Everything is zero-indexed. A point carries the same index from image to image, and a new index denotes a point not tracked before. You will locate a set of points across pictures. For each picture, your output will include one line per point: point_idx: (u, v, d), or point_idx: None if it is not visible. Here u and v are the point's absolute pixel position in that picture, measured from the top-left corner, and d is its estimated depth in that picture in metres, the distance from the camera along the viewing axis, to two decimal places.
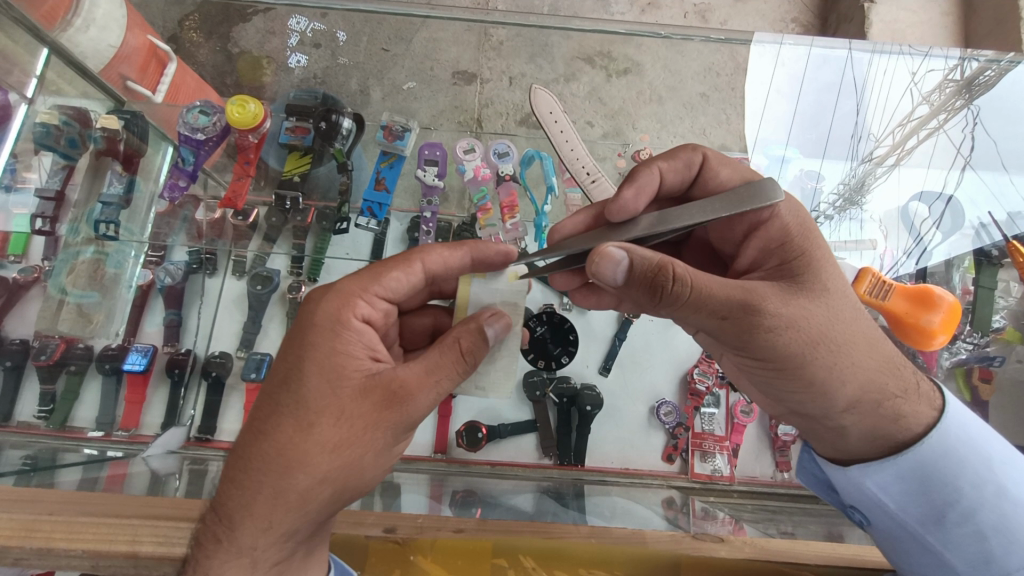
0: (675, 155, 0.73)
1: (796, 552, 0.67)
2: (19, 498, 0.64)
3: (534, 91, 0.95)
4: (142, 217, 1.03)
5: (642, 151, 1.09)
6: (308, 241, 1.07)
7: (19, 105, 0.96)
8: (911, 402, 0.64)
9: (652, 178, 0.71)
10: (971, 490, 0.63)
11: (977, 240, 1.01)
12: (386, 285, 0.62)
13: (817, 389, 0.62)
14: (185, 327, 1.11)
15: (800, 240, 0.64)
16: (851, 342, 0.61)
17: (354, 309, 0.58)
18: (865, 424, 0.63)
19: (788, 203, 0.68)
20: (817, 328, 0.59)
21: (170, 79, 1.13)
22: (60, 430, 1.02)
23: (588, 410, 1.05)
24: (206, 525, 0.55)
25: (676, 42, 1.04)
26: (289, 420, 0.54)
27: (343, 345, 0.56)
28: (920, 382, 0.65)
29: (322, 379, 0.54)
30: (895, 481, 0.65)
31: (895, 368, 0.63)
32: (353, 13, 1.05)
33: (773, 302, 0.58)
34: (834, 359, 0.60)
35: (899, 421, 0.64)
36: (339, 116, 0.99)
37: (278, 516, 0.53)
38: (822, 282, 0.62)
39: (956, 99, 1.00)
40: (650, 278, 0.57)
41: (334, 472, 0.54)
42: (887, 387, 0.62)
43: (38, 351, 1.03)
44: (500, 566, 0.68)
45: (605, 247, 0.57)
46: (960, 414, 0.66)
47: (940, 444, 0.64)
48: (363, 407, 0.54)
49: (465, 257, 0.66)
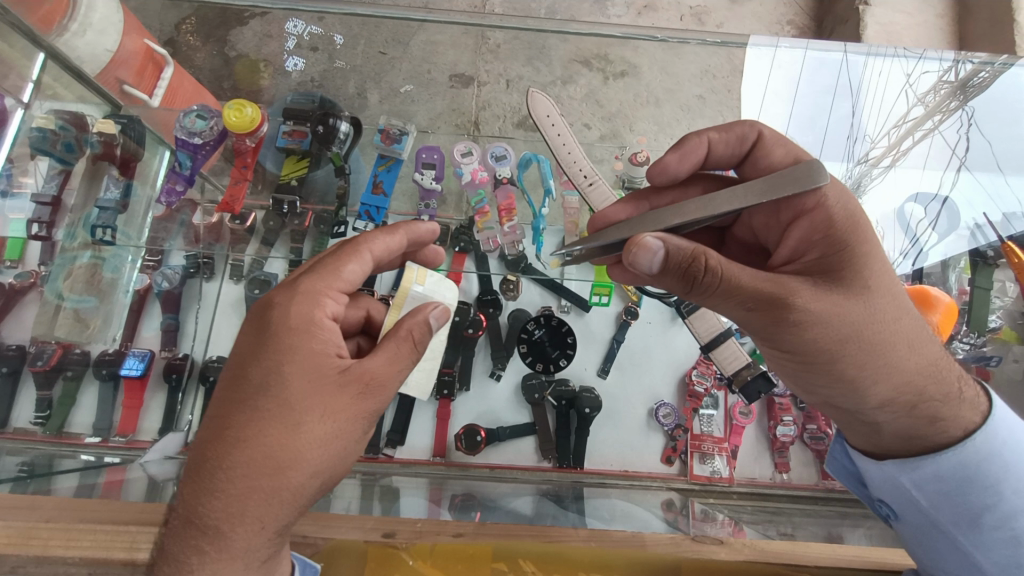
0: (731, 128, 0.75)
1: (794, 554, 0.68)
2: (16, 504, 0.63)
3: (529, 95, 0.95)
4: (140, 222, 1.02)
5: (639, 153, 1.05)
6: (306, 245, 1.06)
7: (16, 110, 0.96)
8: (953, 406, 0.63)
9: (699, 149, 0.75)
10: (1013, 497, 0.61)
11: (972, 241, 1.02)
12: (342, 279, 0.61)
13: (847, 384, 0.62)
14: (183, 332, 1.11)
15: (846, 234, 0.62)
16: (886, 341, 0.60)
17: (322, 307, 0.57)
18: (899, 423, 0.64)
19: (838, 190, 0.64)
20: (850, 326, 0.59)
21: (166, 83, 1.11)
22: (57, 436, 1.02)
23: (587, 413, 1.04)
24: (178, 539, 0.52)
25: (672, 45, 1.08)
26: (274, 422, 0.52)
27: (319, 345, 0.55)
28: (964, 388, 0.64)
29: (302, 378, 0.54)
30: (933, 480, 0.64)
31: (935, 369, 0.62)
32: (351, 17, 1.06)
33: (806, 297, 0.58)
34: (866, 357, 0.60)
35: (936, 423, 0.63)
36: (336, 120, 0.99)
37: (271, 514, 0.53)
38: (864, 279, 0.60)
39: (950, 100, 1.00)
40: (683, 267, 0.58)
41: (323, 465, 0.54)
42: (926, 390, 0.62)
43: (33, 356, 1.03)
44: (500, 570, 0.68)
45: (641, 238, 0.57)
46: (1006, 420, 0.64)
47: (982, 447, 0.63)
48: (343, 401, 0.55)
49: (402, 242, 0.68)
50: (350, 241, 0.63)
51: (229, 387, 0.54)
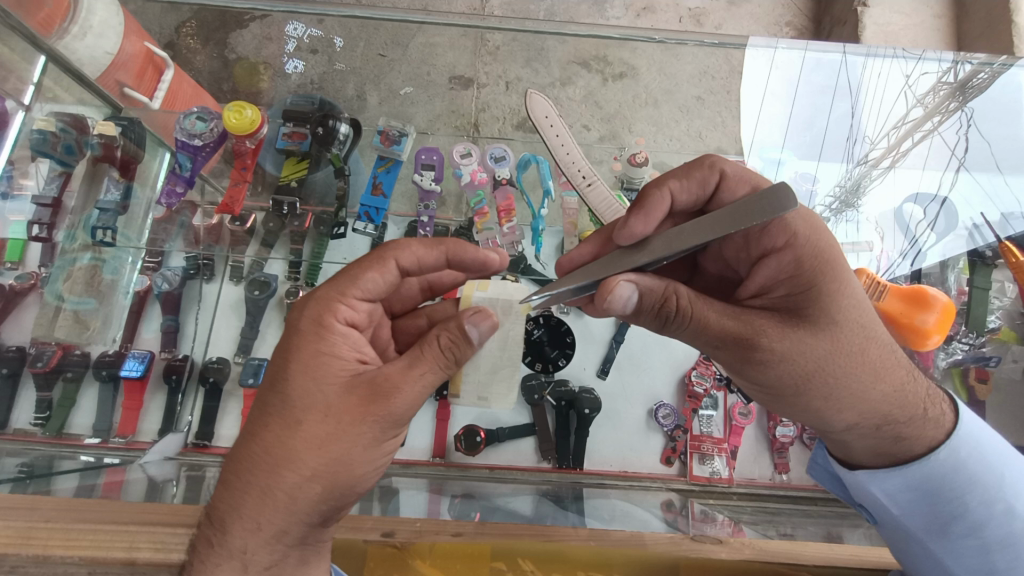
0: (690, 173, 0.71)
1: (795, 555, 0.67)
2: (15, 505, 0.63)
3: (528, 96, 0.95)
4: (139, 223, 1.03)
5: (638, 154, 1.03)
6: (306, 245, 1.07)
7: (16, 113, 0.96)
8: (918, 425, 0.64)
9: (662, 201, 0.69)
10: (980, 507, 0.64)
11: (971, 241, 1.02)
12: (363, 286, 0.63)
13: (815, 413, 0.63)
14: (183, 333, 1.11)
15: (813, 273, 0.61)
16: (851, 374, 0.60)
17: (334, 311, 0.59)
18: (866, 442, 0.65)
19: (807, 224, 0.64)
20: (814, 362, 0.59)
21: (167, 86, 1.12)
22: (56, 437, 1.01)
23: (587, 414, 1.04)
24: (202, 529, 0.56)
25: (671, 46, 1.07)
26: (275, 421, 0.54)
27: (327, 346, 0.57)
28: (929, 407, 0.65)
29: (307, 378, 0.55)
30: (905, 489, 0.66)
31: (904, 395, 0.63)
32: (350, 19, 1.06)
33: (771, 337, 0.59)
34: (831, 389, 0.61)
35: (901, 441, 0.64)
36: (336, 121, 0.98)
37: (266, 516, 0.53)
38: (829, 315, 0.60)
39: (950, 101, 0.99)
40: (656, 308, 0.60)
41: (321, 469, 0.54)
42: (893, 414, 0.62)
43: (33, 358, 1.03)
44: (499, 569, 0.68)
45: (613, 283, 0.58)
46: (973, 431, 0.66)
47: (950, 459, 0.65)
48: (348, 402, 0.55)
49: (441, 256, 0.67)
50: (380, 249, 0.65)
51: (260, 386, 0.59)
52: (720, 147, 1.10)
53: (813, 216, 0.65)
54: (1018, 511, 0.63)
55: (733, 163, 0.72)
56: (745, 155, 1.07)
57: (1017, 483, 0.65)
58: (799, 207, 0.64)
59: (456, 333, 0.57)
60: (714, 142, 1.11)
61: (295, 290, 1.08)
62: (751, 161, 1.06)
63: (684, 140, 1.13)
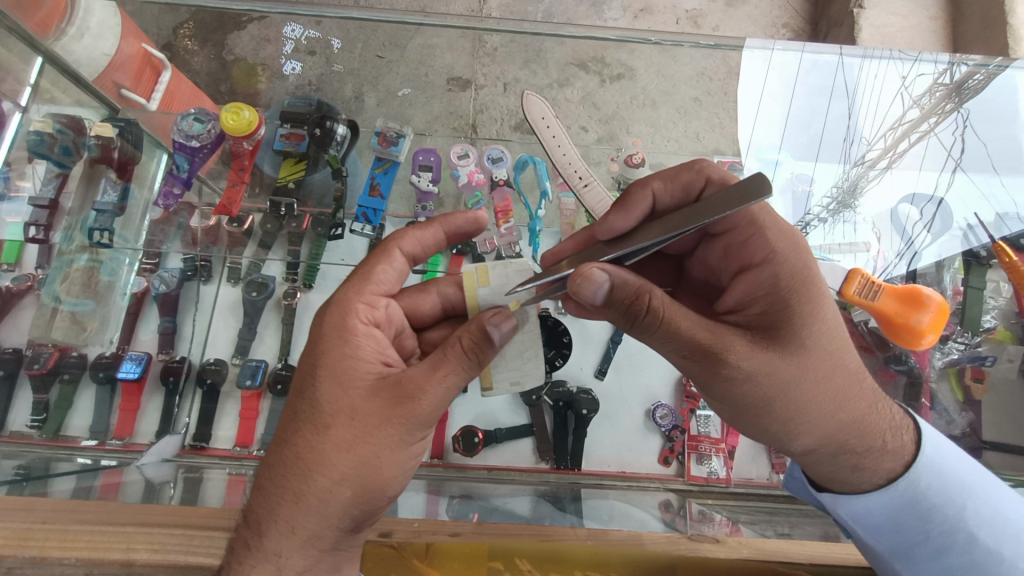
0: (675, 176, 0.71)
1: (789, 553, 0.68)
2: (13, 506, 0.63)
3: (524, 96, 0.94)
4: (137, 225, 1.03)
5: (634, 155, 1.04)
6: (303, 247, 1.07)
7: (13, 114, 0.95)
8: (875, 456, 0.64)
9: (643, 202, 0.70)
10: (940, 536, 0.65)
11: (966, 242, 1.02)
12: (377, 280, 0.64)
13: (772, 433, 0.62)
14: (180, 335, 1.11)
15: (787, 294, 0.61)
16: (815, 398, 0.59)
17: (355, 314, 0.60)
18: (822, 467, 0.66)
19: (788, 243, 0.64)
20: (777, 385, 0.58)
21: (165, 87, 1.13)
22: (53, 439, 1.01)
23: (584, 414, 1.05)
24: (238, 532, 0.56)
25: (667, 47, 1.08)
26: (304, 425, 0.55)
27: (352, 349, 0.57)
28: (890, 439, 0.64)
29: (333, 382, 0.55)
30: (867, 514, 0.67)
31: (863, 425, 0.62)
32: (348, 20, 1.06)
33: (739, 353, 0.57)
34: (793, 412, 0.60)
35: (858, 471, 0.65)
36: (333, 123, 0.99)
37: (301, 520, 0.53)
38: (800, 339, 0.59)
39: (945, 103, 1.01)
40: (627, 304, 0.57)
41: (351, 473, 0.53)
42: (849, 442, 0.62)
43: (30, 360, 1.03)
44: (496, 569, 0.67)
45: (587, 269, 0.56)
46: (936, 461, 0.66)
47: (910, 488, 0.65)
48: (373, 405, 0.54)
49: (438, 232, 0.69)
50: (382, 242, 0.67)
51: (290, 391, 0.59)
52: (717, 149, 1.09)
53: (795, 234, 0.65)
54: (980, 541, 0.64)
55: (720, 169, 0.71)
56: (744, 155, 1.07)
57: (981, 512, 0.64)
58: (782, 224, 0.65)
59: (481, 329, 0.56)
60: (711, 143, 1.10)
61: (292, 291, 1.10)
62: (749, 162, 1.06)
63: (683, 141, 1.11)
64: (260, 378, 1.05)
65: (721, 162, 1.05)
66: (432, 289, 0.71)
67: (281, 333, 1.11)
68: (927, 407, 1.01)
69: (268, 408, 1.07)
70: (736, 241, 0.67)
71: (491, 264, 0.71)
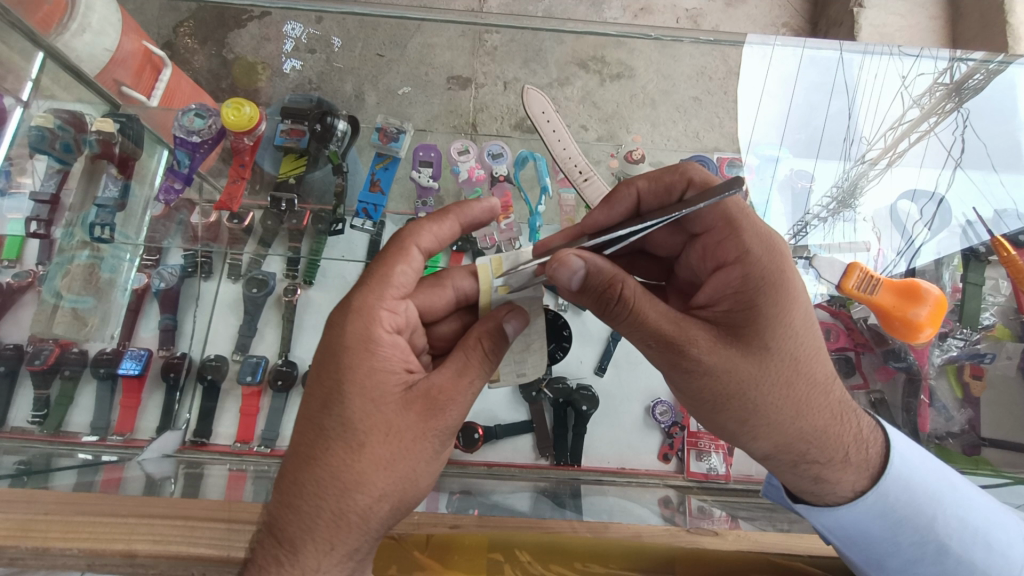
0: (659, 177, 0.71)
1: (787, 549, 0.69)
2: (15, 499, 0.63)
3: (524, 92, 0.95)
4: (138, 221, 1.03)
5: (634, 151, 1.08)
6: (303, 244, 1.08)
7: (14, 109, 0.96)
8: (836, 468, 0.64)
9: (628, 199, 0.72)
10: (912, 547, 0.65)
11: (964, 239, 1.02)
12: (396, 283, 0.63)
13: (729, 432, 0.63)
14: (181, 332, 1.11)
15: (755, 295, 0.61)
16: (776, 400, 0.59)
17: (379, 322, 0.59)
18: (784, 476, 0.65)
19: (763, 244, 0.63)
20: (735, 384, 0.59)
21: (165, 84, 1.13)
22: (54, 435, 1.02)
23: (584, 411, 1.05)
24: (264, 551, 0.55)
25: (667, 43, 1.07)
26: (337, 443, 0.54)
27: (379, 362, 0.57)
28: (852, 451, 0.64)
29: (364, 399, 0.55)
30: (840, 527, 0.66)
31: (824, 435, 0.62)
32: (348, 17, 1.06)
33: (700, 348, 0.58)
34: (750, 413, 0.60)
35: (820, 482, 0.64)
36: (334, 118, 0.98)
37: (340, 537, 0.54)
38: (764, 340, 0.59)
39: (945, 103, 1.01)
40: (600, 291, 0.58)
41: (390, 488, 0.54)
42: (809, 452, 0.62)
43: (31, 356, 1.03)
44: (496, 561, 0.67)
45: (563, 255, 0.56)
46: (904, 473, 0.66)
47: (880, 501, 0.65)
48: (407, 420, 0.55)
49: (453, 226, 0.68)
50: (397, 238, 0.64)
51: (307, 406, 0.57)
52: (718, 147, 1.09)
53: (774, 237, 0.64)
54: (951, 550, 0.65)
55: (705, 172, 0.70)
56: (743, 152, 1.07)
57: (951, 522, 0.65)
58: (760, 226, 0.64)
59: (503, 331, 0.59)
60: (710, 142, 1.09)
61: (293, 288, 1.11)
62: (748, 159, 1.06)
63: (682, 139, 1.11)
64: (261, 375, 1.06)
65: (720, 159, 1.06)
66: (446, 282, 0.70)
67: (281, 330, 1.11)
68: (926, 404, 1.01)
69: (268, 406, 1.07)
70: (713, 241, 0.67)
71: (503, 256, 0.71)
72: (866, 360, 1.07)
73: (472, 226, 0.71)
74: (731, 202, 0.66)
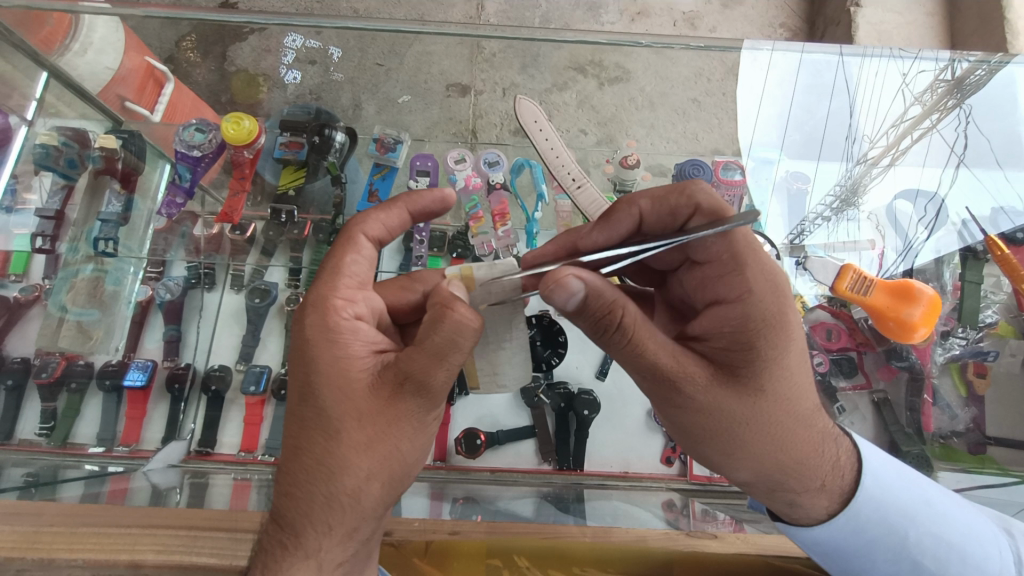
0: (664, 198, 0.68)
1: (788, 548, 0.69)
2: (21, 511, 0.64)
3: (517, 100, 0.95)
4: (140, 234, 1.06)
5: (629, 157, 1.08)
6: (305, 253, 1.09)
7: (19, 127, 1.01)
8: (813, 495, 0.64)
9: (628, 220, 0.70)
10: (886, 563, 0.66)
11: (962, 239, 1.03)
12: (350, 274, 0.62)
13: (712, 462, 0.63)
14: (185, 343, 1.12)
15: (752, 335, 0.60)
16: (761, 437, 0.60)
17: (335, 311, 0.58)
18: (762, 499, 0.66)
19: (767, 284, 0.61)
20: (724, 421, 0.59)
21: (168, 99, 1.13)
22: (61, 447, 1.03)
23: (586, 415, 1.05)
24: (270, 537, 0.57)
25: (660, 49, 1.05)
26: (317, 432, 0.55)
27: (343, 349, 0.57)
28: (830, 480, 0.64)
29: (332, 387, 0.55)
30: (815, 546, 0.66)
31: (806, 467, 0.62)
32: (346, 30, 1.05)
33: (694, 386, 0.58)
34: (734, 447, 0.60)
35: (795, 507, 0.64)
36: (331, 130, 1.01)
37: (336, 519, 0.55)
38: (757, 381, 0.59)
39: (947, 98, 1.01)
40: (599, 316, 0.57)
41: (376, 468, 0.55)
42: (787, 483, 0.62)
43: (39, 369, 1.05)
44: (495, 566, 0.68)
45: (562, 275, 0.55)
46: (877, 492, 0.65)
47: (852, 521, 0.65)
48: (378, 402, 0.55)
49: (403, 214, 0.67)
50: (345, 230, 0.64)
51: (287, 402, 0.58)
52: (717, 149, 1.10)
53: (779, 274, 0.62)
54: (925, 567, 0.65)
55: (713, 197, 0.67)
56: (744, 156, 1.07)
57: (925, 539, 0.65)
58: (761, 263, 0.62)
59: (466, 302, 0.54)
60: (710, 143, 1.11)
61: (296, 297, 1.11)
62: (745, 163, 1.06)
63: (681, 142, 1.13)
64: (265, 385, 1.07)
65: (715, 162, 1.06)
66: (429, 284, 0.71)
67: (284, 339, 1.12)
68: (928, 403, 1.02)
69: (271, 415, 1.08)
70: (713, 273, 0.65)
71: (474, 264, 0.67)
72: (868, 359, 1.07)
73: (425, 216, 0.70)
74: (739, 234, 0.64)
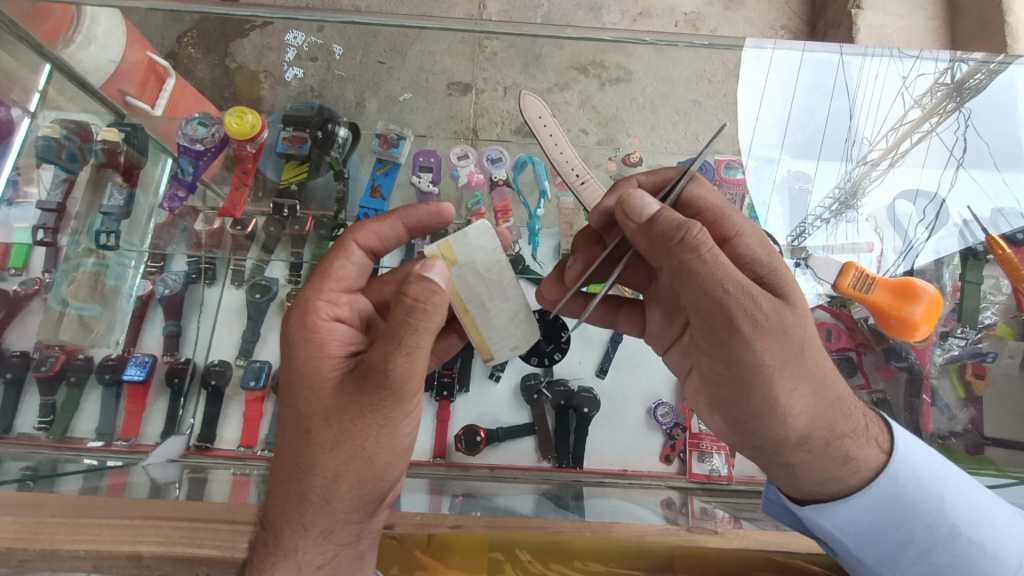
0: (654, 173, 0.81)
1: (786, 544, 0.69)
2: (20, 502, 0.64)
3: (522, 97, 0.94)
4: (142, 227, 1.08)
5: (631, 155, 1.11)
6: (306, 248, 1.10)
7: (21, 119, 1.01)
8: (860, 443, 0.65)
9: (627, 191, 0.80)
10: (925, 533, 0.63)
11: (963, 240, 1.03)
12: (337, 280, 0.67)
13: (773, 412, 0.62)
14: (185, 337, 1.11)
15: (771, 258, 0.67)
16: (816, 360, 0.62)
17: (315, 312, 0.62)
18: (808, 468, 0.65)
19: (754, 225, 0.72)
20: (793, 341, 0.60)
21: (170, 94, 1.14)
22: (60, 441, 1.02)
23: (586, 412, 1.06)
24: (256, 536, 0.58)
25: (664, 48, 1.06)
26: (291, 432, 0.56)
27: (318, 348, 0.59)
28: (868, 424, 0.66)
29: (305, 387, 0.57)
30: (850, 522, 0.65)
31: (844, 404, 0.65)
32: (350, 26, 1.05)
33: (765, 302, 0.59)
34: (800, 376, 0.61)
35: (846, 463, 0.64)
36: (334, 125, 1.01)
37: (310, 517, 0.55)
38: (797, 296, 0.64)
39: (947, 102, 1.01)
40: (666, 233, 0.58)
41: (342, 468, 0.55)
42: (836, 425, 0.64)
43: (38, 363, 1.04)
44: (497, 560, 0.67)
45: None
46: (910, 454, 0.66)
47: (890, 485, 0.64)
48: (343, 400, 0.56)
49: (397, 226, 0.73)
50: (339, 240, 0.70)
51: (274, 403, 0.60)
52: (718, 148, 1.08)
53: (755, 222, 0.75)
54: (962, 534, 0.62)
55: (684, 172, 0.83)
56: (744, 156, 1.06)
57: (958, 505, 0.64)
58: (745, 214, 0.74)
59: (431, 288, 0.56)
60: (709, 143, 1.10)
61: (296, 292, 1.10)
62: (747, 163, 1.06)
63: (682, 143, 1.14)
64: (265, 380, 1.06)
65: (718, 160, 1.06)
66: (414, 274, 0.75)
67: None
68: (927, 404, 1.02)
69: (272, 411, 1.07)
70: None
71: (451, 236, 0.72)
72: (867, 359, 1.06)
73: (422, 227, 0.75)
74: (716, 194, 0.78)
